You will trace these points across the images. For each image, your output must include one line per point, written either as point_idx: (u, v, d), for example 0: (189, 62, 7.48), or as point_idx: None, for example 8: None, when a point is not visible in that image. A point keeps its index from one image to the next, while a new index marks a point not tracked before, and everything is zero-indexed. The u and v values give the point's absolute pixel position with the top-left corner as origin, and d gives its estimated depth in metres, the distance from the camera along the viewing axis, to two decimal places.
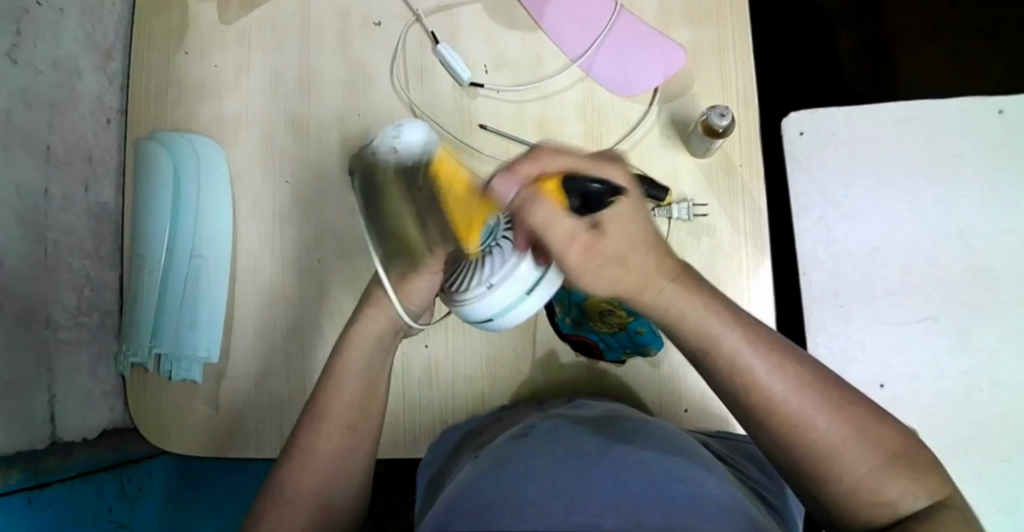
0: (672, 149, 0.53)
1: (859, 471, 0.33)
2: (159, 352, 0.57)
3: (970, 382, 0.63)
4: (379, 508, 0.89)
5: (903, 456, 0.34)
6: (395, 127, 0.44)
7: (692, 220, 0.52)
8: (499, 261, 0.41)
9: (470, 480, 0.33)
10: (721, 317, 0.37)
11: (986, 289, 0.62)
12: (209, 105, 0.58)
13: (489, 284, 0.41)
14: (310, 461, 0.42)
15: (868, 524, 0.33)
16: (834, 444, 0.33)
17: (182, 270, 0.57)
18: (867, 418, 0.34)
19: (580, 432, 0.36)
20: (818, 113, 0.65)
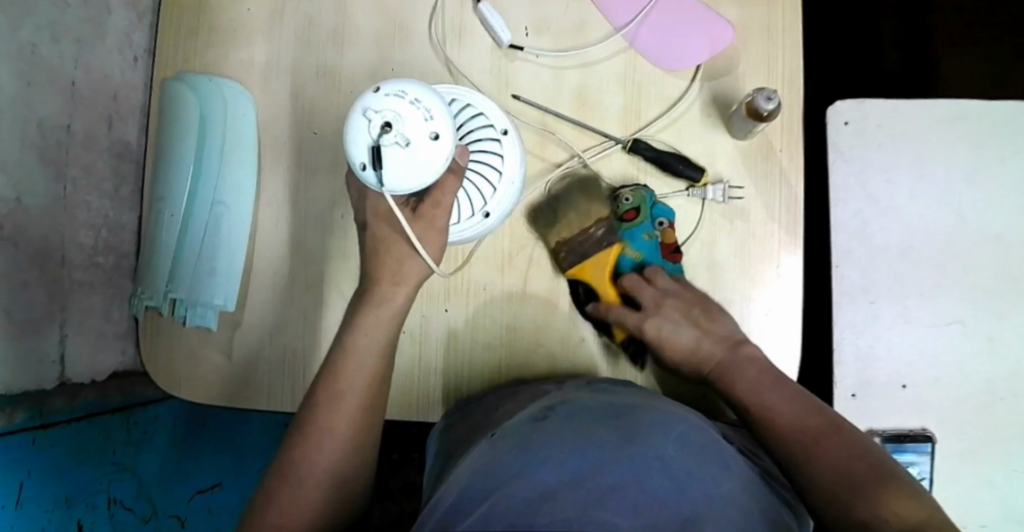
0: (712, 129, 0.52)
1: (846, 489, 0.36)
2: (174, 297, 0.57)
3: (989, 388, 0.62)
4: (382, 464, 0.88)
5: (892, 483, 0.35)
6: (413, 106, 0.37)
7: (727, 203, 0.51)
8: (489, 190, 0.49)
9: (486, 470, 0.35)
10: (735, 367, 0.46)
11: (1015, 297, 0.61)
12: (239, 51, 0.57)
13: (486, 212, 0.49)
14: (328, 437, 0.42)
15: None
16: (819, 464, 0.38)
17: (203, 217, 0.57)
18: (865, 456, 0.38)
19: (601, 421, 0.37)
20: (866, 104, 0.62)
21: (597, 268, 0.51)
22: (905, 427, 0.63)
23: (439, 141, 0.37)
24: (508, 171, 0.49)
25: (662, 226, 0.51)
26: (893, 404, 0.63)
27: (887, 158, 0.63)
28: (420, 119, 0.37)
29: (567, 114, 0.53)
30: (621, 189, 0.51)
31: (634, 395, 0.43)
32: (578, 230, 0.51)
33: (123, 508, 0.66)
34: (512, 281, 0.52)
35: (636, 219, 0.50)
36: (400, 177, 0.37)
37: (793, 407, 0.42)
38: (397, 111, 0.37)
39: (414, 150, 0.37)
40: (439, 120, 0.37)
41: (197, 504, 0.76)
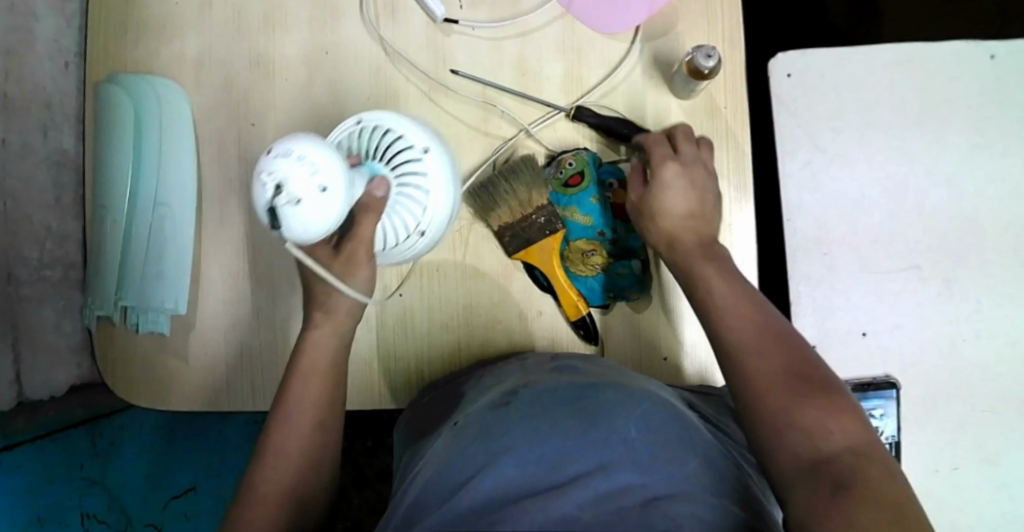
0: (654, 91, 0.52)
1: (781, 398, 0.35)
2: (125, 304, 0.55)
3: (952, 332, 0.62)
4: (356, 453, 0.88)
5: (828, 396, 0.34)
6: (298, 163, 0.32)
7: None
8: (421, 208, 0.43)
9: (450, 465, 0.34)
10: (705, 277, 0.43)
11: (974, 237, 0.61)
12: (171, 45, 0.55)
13: (421, 232, 0.43)
14: (282, 460, 0.42)
15: (793, 452, 0.32)
16: (761, 372, 0.36)
17: (147, 220, 0.55)
18: (804, 366, 0.36)
19: (562, 403, 0.37)
20: (808, 56, 0.63)
21: (544, 253, 0.50)
22: (870, 375, 0.63)
23: (334, 193, 0.34)
24: (436, 185, 0.42)
25: (611, 189, 0.51)
26: (859, 352, 0.63)
27: (838, 109, 0.63)
28: (308, 176, 0.32)
29: (508, 86, 0.52)
30: (562, 154, 0.51)
31: (599, 372, 0.42)
32: (520, 214, 0.49)
33: (97, 522, 0.65)
34: (465, 259, 0.52)
35: (583, 183, 0.50)
36: (308, 233, 0.34)
37: (739, 308, 0.41)
38: (282, 169, 0.32)
39: (307, 208, 0.33)
40: (329, 172, 0.33)
41: (173, 511, 0.74)
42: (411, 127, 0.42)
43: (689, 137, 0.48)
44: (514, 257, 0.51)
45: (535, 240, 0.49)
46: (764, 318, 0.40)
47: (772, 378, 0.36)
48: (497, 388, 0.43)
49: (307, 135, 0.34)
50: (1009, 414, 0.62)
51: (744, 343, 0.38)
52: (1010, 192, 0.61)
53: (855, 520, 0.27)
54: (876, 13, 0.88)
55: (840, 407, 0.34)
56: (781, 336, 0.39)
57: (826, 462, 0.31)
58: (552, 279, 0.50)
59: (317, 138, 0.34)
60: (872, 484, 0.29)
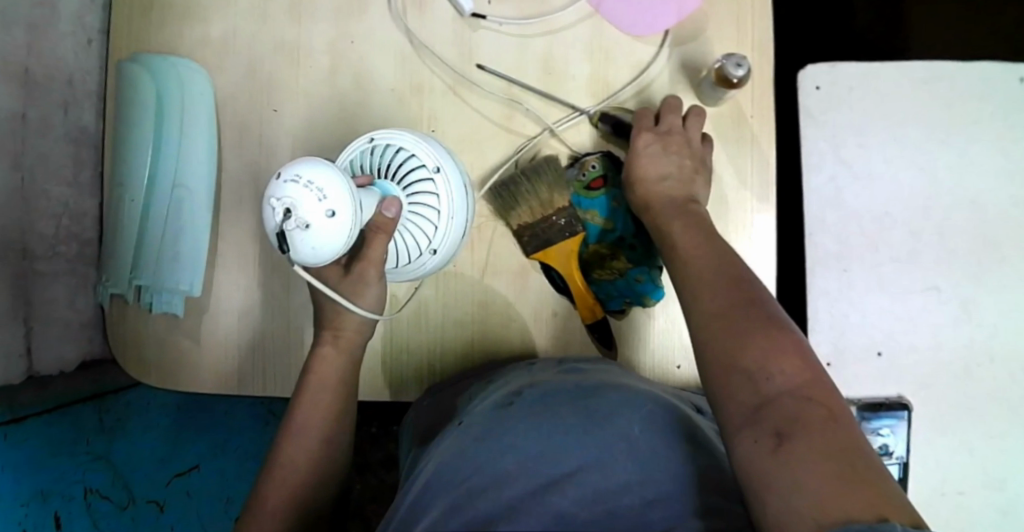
0: (680, 96, 0.52)
1: (726, 343, 0.34)
2: (139, 284, 0.55)
3: (965, 354, 0.62)
4: (361, 439, 0.88)
5: (771, 336, 0.34)
6: (306, 189, 0.34)
7: None
8: (433, 227, 0.44)
9: (453, 460, 0.34)
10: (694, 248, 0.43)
11: (992, 260, 0.61)
12: (195, 27, 0.55)
13: (433, 249, 0.45)
14: (290, 474, 0.44)
15: (737, 399, 0.32)
16: (709, 321, 0.36)
17: (165, 202, 0.55)
18: (750, 307, 0.36)
19: (565, 403, 0.37)
20: (837, 68, 0.61)
21: (562, 256, 0.50)
22: (882, 396, 0.63)
23: (341, 218, 0.35)
24: (448, 206, 0.44)
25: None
26: (869, 370, 0.63)
27: (862, 124, 0.62)
28: (315, 202, 0.33)
29: (534, 84, 0.52)
30: (586, 156, 0.52)
31: (605, 376, 0.42)
32: (541, 214, 0.50)
33: (99, 498, 0.66)
34: (482, 256, 0.52)
35: (602, 187, 0.51)
36: (316, 255, 0.35)
37: (699, 261, 0.40)
38: (291, 194, 0.34)
39: (315, 232, 0.34)
40: (335, 197, 0.34)
41: (176, 487, 0.74)
42: (426, 149, 0.43)
43: (673, 109, 0.49)
44: (532, 257, 0.51)
45: (554, 241, 0.50)
46: (727, 270, 0.39)
47: (718, 325, 0.35)
48: (502, 387, 0.43)
49: (318, 159, 0.35)
50: (1017, 437, 0.62)
51: (704, 296, 0.38)
52: None
53: (793, 474, 0.27)
54: (907, 23, 0.87)
55: (788, 347, 0.33)
56: (733, 282, 0.38)
57: (769, 406, 0.31)
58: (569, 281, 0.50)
59: (329, 163, 0.35)
60: (812, 428, 0.29)
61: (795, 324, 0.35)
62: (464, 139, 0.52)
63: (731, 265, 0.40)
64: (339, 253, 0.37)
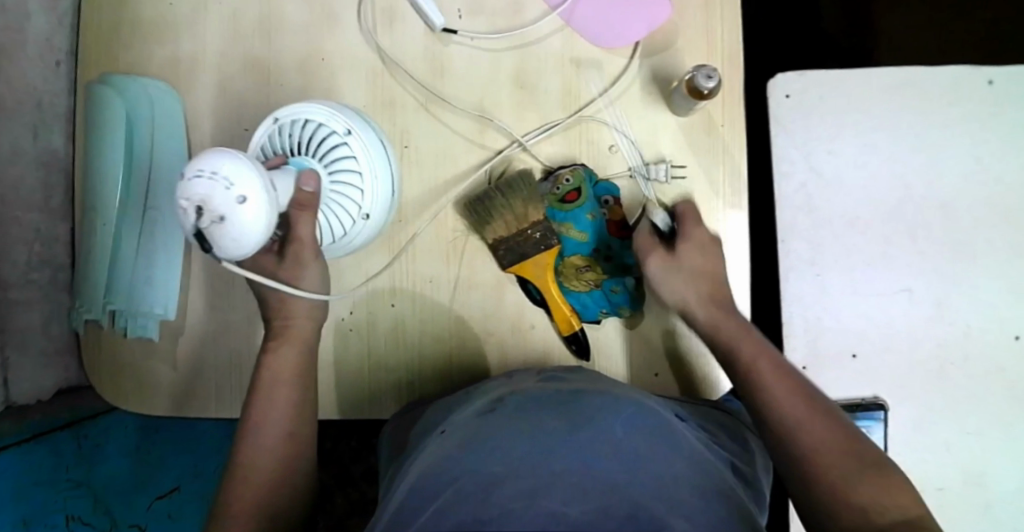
0: (653, 107, 0.51)
1: (835, 474, 0.36)
2: (113, 309, 0.54)
3: (942, 355, 0.63)
4: (341, 453, 0.87)
5: (877, 470, 0.35)
6: (212, 180, 0.33)
7: (670, 182, 0.51)
8: (359, 192, 0.46)
9: (438, 465, 0.34)
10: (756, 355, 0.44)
11: (965, 261, 0.62)
12: (164, 47, 0.55)
13: (365, 215, 0.47)
14: (253, 475, 0.42)
15: (850, 527, 0.33)
16: (809, 447, 0.37)
17: (136, 225, 0.54)
18: (848, 437, 0.38)
19: (545, 409, 0.37)
20: (805, 77, 0.62)
21: (538, 268, 0.49)
22: (859, 396, 0.63)
23: (252, 200, 0.34)
24: (370, 166, 0.46)
25: (608, 206, 0.50)
26: (848, 373, 0.64)
27: (834, 129, 0.63)
28: (222, 190, 0.33)
29: (506, 98, 0.52)
30: (560, 170, 0.50)
31: (585, 381, 0.43)
32: (515, 228, 0.48)
33: (82, 524, 0.66)
34: (458, 271, 0.51)
35: (579, 199, 0.49)
36: (239, 247, 0.35)
37: (782, 380, 0.42)
38: (200, 188, 0.33)
39: (231, 222, 0.34)
40: (243, 182, 0.34)
41: (157, 511, 0.74)
42: (334, 117, 0.45)
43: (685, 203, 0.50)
44: (508, 270, 0.50)
45: (529, 254, 0.48)
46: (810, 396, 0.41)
47: (823, 449, 0.37)
48: (482, 395, 0.43)
49: (218, 149, 0.34)
50: (994, 437, 0.63)
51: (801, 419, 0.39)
52: (1003, 216, 0.61)
53: None
54: (878, 26, 0.87)
55: (891, 481, 0.35)
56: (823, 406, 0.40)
57: None
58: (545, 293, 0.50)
59: (232, 150, 0.35)
60: None
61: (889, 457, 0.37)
62: (437, 155, 0.52)
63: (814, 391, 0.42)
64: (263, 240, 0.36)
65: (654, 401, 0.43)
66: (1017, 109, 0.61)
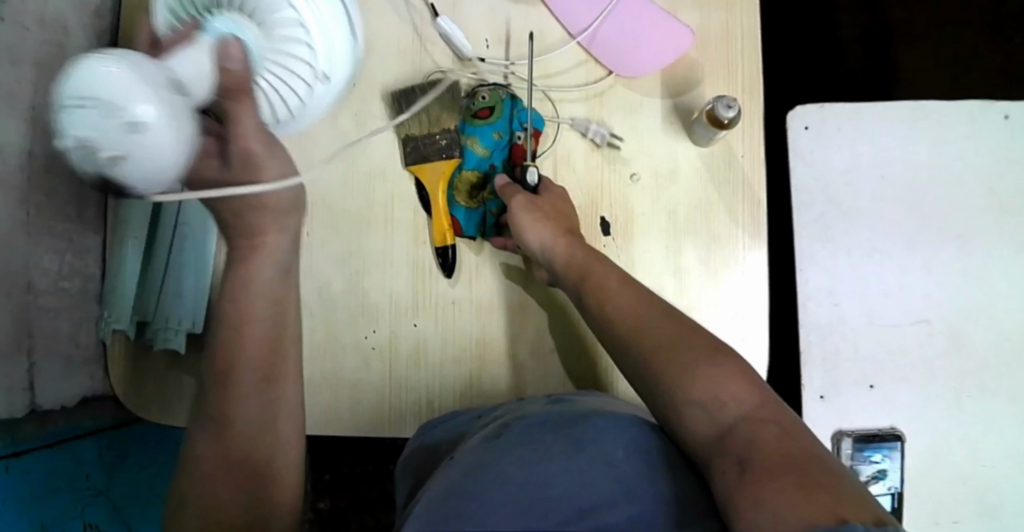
0: (674, 136, 0.52)
1: (680, 383, 0.38)
2: (144, 320, 0.56)
3: (959, 386, 0.63)
4: (357, 475, 0.88)
5: (713, 367, 0.38)
6: (83, 106, 0.26)
7: (605, 147, 0.52)
8: (307, 48, 0.39)
9: (450, 484, 0.34)
10: (611, 277, 0.46)
11: (981, 294, 0.62)
12: None
13: (322, 76, 0.41)
14: (228, 431, 0.40)
15: (698, 429, 0.36)
16: (656, 359, 0.40)
17: (167, 240, 0.57)
18: (689, 339, 0.40)
19: (550, 433, 0.37)
20: (826, 109, 0.61)
21: (434, 174, 0.51)
22: (876, 427, 0.64)
23: (149, 121, 0.28)
24: (314, 16, 0.39)
25: (523, 134, 0.51)
26: (864, 402, 0.64)
27: (852, 159, 0.63)
28: (99, 118, 0.27)
29: None
30: (480, 87, 0.51)
31: (592, 406, 0.43)
32: (425, 129, 0.51)
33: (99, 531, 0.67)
34: (481, 292, 0.52)
35: (491, 117, 0.50)
36: (152, 177, 0.30)
37: (634, 301, 0.44)
38: (67, 119, 0.27)
39: (136, 157, 0.28)
40: (125, 97, 0.27)
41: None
42: None
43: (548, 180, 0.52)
44: (407, 168, 0.51)
45: (430, 159, 0.50)
46: (652, 310, 0.43)
47: (667, 356, 0.39)
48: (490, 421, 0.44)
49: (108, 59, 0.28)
50: (1010, 472, 0.63)
51: (651, 341, 0.41)
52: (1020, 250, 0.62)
53: (757, 493, 0.30)
54: (894, 59, 0.88)
55: (731, 374, 0.38)
56: (667, 317, 0.42)
57: (726, 430, 0.35)
58: (434, 197, 0.51)
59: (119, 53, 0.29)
60: (764, 448, 0.33)
61: (731, 349, 0.40)
62: None
63: (655, 299, 0.44)
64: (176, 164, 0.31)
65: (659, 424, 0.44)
66: None
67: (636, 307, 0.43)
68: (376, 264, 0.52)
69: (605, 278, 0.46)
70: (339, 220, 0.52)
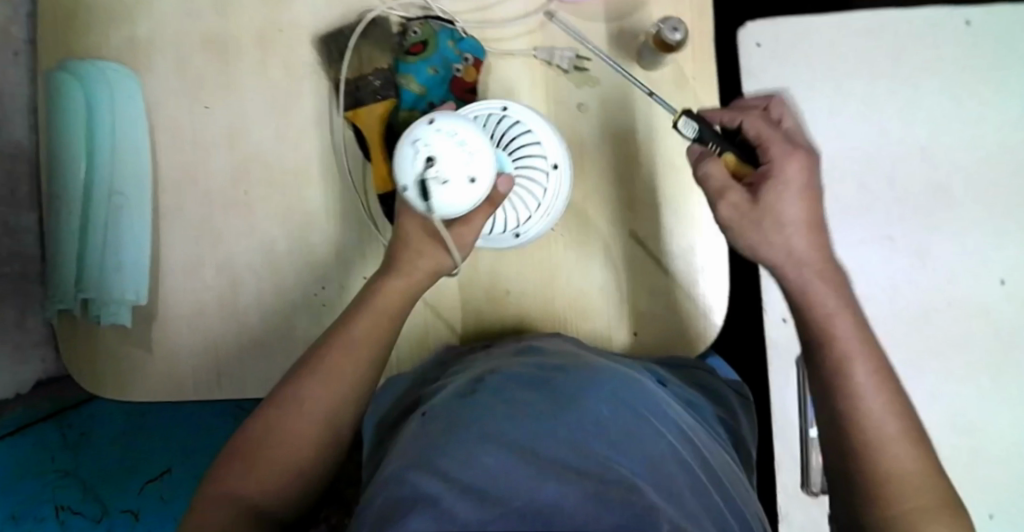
0: (621, 63, 0.50)
1: (910, 507, 0.34)
2: (85, 297, 0.53)
3: (927, 303, 0.62)
4: None
5: (948, 513, 0.34)
6: (452, 142, 0.36)
7: (574, 71, 0.50)
8: (535, 204, 0.47)
9: (424, 447, 0.34)
10: (870, 360, 0.38)
11: (947, 207, 0.61)
12: (122, 27, 0.53)
13: (516, 232, 0.48)
14: (315, 396, 0.39)
15: None
16: (896, 473, 0.35)
17: (102, 212, 0.53)
18: (927, 466, 0.36)
19: (532, 392, 0.38)
20: (778, 25, 0.61)
21: (370, 117, 0.48)
22: None
23: (447, 186, 0.36)
24: (555, 186, 0.47)
25: (462, 65, 0.48)
26: None
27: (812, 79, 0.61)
28: (460, 160, 0.36)
29: None
30: (411, 22, 0.49)
31: (565, 355, 0.44)
32: (359, 74, 0.49)
33: (71, 514, 0.67)
34: None
35: (425, 52, 0.47)
36: (447, 205, 0.37)
37: (885, 393, 0.37)
38: (434, 143, 0.36)
39: (446, 191, 0.37)
40: (432, 149, 0.36)
41: (148, 494, 0.70)
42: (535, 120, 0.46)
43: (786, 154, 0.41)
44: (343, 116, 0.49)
45: (364, 104, 0.48)
46: (908, 411, 0.37)
47: (903, 476, 0.35)
48: (461, 374, 0.44)
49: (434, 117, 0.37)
50: (988, 386, 0.61)
51: (887, 437, 0.36)
52: (983, 158, 0.61)
53: None
54: None
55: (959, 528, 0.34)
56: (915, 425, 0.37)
57: None
58: (372, 144, 0.48)
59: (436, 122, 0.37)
60: None
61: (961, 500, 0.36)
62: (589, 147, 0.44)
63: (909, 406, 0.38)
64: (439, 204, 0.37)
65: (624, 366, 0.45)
66: (993, 50, 0.60)
67: (884, 396, 0.37)
68: (319, 218, 0.50)
69: (853, 352, 0.38)
70: (277, 175, 0.51)
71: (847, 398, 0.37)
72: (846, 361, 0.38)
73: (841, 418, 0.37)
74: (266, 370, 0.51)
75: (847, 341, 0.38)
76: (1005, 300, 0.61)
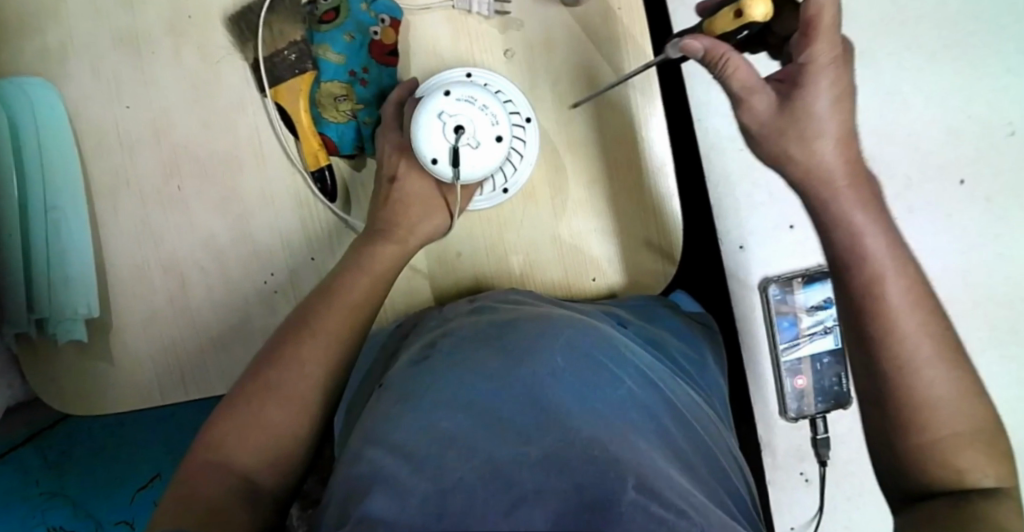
0: (544, 2, 0.49)
1: (946, 432, 0.33)
2: (40, 317, 0.51)
3: (888, 212, 0.61)
4: None
5: (982, 434, 0.33)
6: (480, 110, 0.42)
7: (497, 17, 0.49)
8: (517, 163, 0.48)
9: (378, 424, 0.33)
10: (901, 273, 0.35)
11: (897, 111, 0.61)
12: (28, 37, 0.51)
13: (505, 189, 0.48)
14: (302, 360, 0.39)
15: (936, 480, 0.32)
16: (931, 398, 0.33)
17: (41, 229, 0.50)
18: (969, 385, 0.34)
19: (486, 348, 0.37)
20: None
21: (291, 94, 0.48)
22: (804, 267, 0.61)
23: (478, 147, 0.42)
24: (532, 148, 0.48)
25: (380, 27, 0.47)
26: (790, 246, 0.61)
27: None
28: (488, 123, 0.42)
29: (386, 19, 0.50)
30: None
31: (522, 307, 0.43)
32: (273, 48, 0.48)
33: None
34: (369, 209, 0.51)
35: (338, 19, 0.47)
36: (476, 171, 0.43)
37: (920, 310, 0.35)
38: (462, 112, 0.42)
39: (477, 152, 0.42)
40: (462, 116, 0.41)
41: (142, 501, 0.72)
42: (511, 87, 0.48)
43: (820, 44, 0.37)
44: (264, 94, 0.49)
45: (284, 79, 0.48)
46: (946, 329, 0.35)
47: (935, 399, 0.33)
48: (419, 339, 0.43)
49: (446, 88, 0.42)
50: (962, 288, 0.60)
51: (926, 359, 0.34)
52: (928, 57, 0.60)
53: None
54: None
55: (990, 446, 0.33)
56: (952, 342, 0.35)
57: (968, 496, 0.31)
58: (297, 119, 0.48)
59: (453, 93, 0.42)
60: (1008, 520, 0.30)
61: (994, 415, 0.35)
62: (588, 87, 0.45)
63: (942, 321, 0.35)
64: (473, 168, 0.43)
65: (587, 315, 0.43)
66: None
67: (920, 317, 0.34)
68: (258, 205, 0.49)
69: (890, 271, 0.35)
70: (208, 166, 0.49)
71: (881, 322, 0.34)
72: (880, 282, 0.35)
73: (879, 343, 0.34)
74: (226, 365, 0.50)
75: (874, 253, 0.35)
76: (968, 200, 0.60)
